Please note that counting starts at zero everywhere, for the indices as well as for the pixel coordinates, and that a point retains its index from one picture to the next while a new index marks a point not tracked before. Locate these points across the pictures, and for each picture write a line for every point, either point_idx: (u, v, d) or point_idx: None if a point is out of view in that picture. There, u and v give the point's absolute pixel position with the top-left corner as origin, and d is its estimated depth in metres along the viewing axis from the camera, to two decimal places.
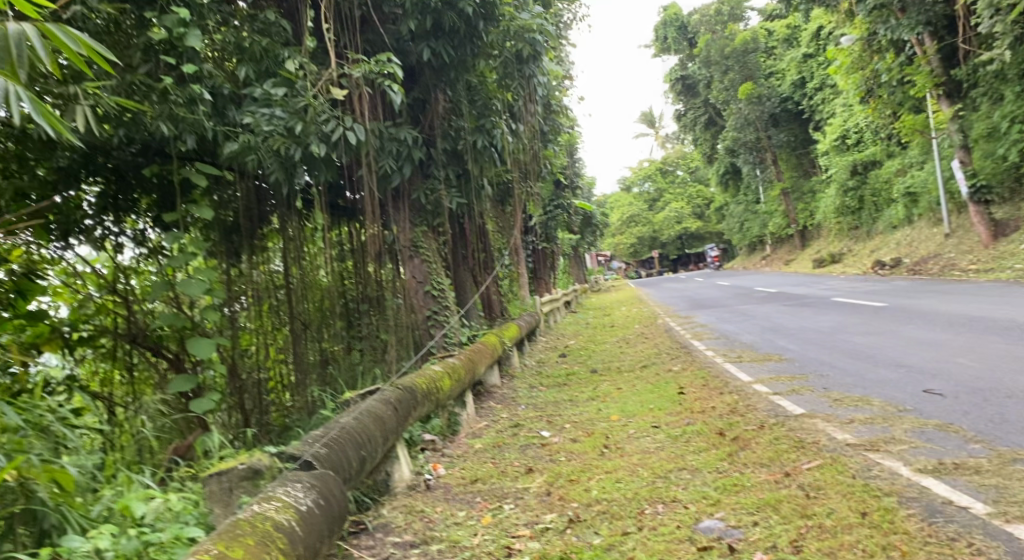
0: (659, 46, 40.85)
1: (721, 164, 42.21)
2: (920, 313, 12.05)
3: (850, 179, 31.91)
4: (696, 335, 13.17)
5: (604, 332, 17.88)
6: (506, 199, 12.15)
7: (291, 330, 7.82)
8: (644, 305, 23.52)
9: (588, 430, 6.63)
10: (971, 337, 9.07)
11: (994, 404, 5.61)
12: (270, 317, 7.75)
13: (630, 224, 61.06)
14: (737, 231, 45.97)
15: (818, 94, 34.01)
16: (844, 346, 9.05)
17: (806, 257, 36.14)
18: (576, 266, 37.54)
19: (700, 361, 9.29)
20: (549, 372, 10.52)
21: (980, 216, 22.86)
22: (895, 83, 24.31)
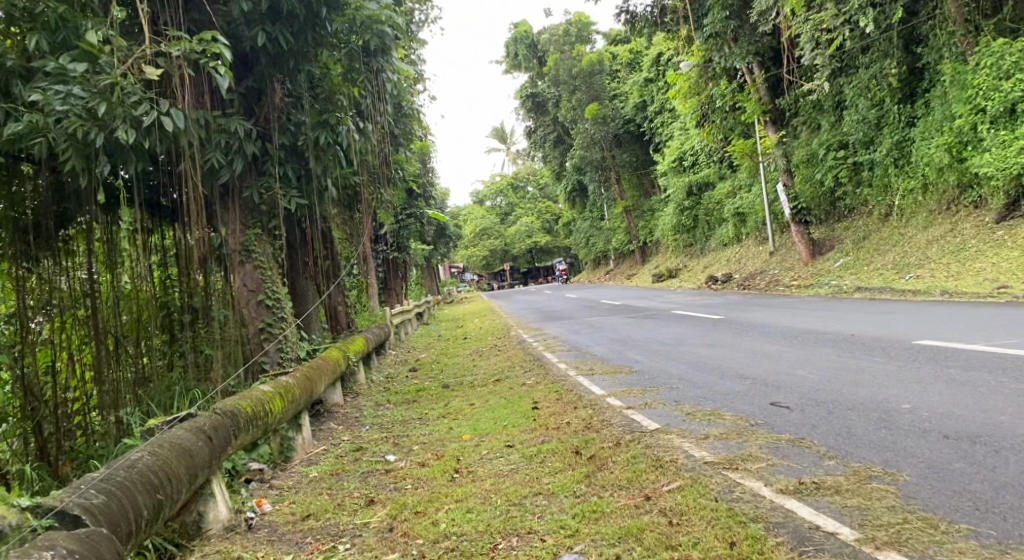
0: (511, 62, 41.08)
1: (568, 181, 43.00)
2: (760, 326, 12.35)
3: (686, 199, 33.18)
4: (548, 346, 13.01)
5: (455, 345, 17.47)
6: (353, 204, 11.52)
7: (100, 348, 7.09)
8: (493, 317, 23.36)
9: (438, 452, 6.19)
10: (809, 349, 9.31)
11: (841, 416, 5.58)
12: (74, 328, 7.03)
13: (482, 237, 61.22)
14: (583, 246, 46.92)
15: (658, 117, 35.31)
16: (692, 359, 9.06)
17: (645, 272, 37.26)
18: (427, 278, 37.10)
19: (552, 375, 9.03)
20: (397, 388, 9.97)
21: (801, 237, 23.82)
22: (726, 109, 25.30)
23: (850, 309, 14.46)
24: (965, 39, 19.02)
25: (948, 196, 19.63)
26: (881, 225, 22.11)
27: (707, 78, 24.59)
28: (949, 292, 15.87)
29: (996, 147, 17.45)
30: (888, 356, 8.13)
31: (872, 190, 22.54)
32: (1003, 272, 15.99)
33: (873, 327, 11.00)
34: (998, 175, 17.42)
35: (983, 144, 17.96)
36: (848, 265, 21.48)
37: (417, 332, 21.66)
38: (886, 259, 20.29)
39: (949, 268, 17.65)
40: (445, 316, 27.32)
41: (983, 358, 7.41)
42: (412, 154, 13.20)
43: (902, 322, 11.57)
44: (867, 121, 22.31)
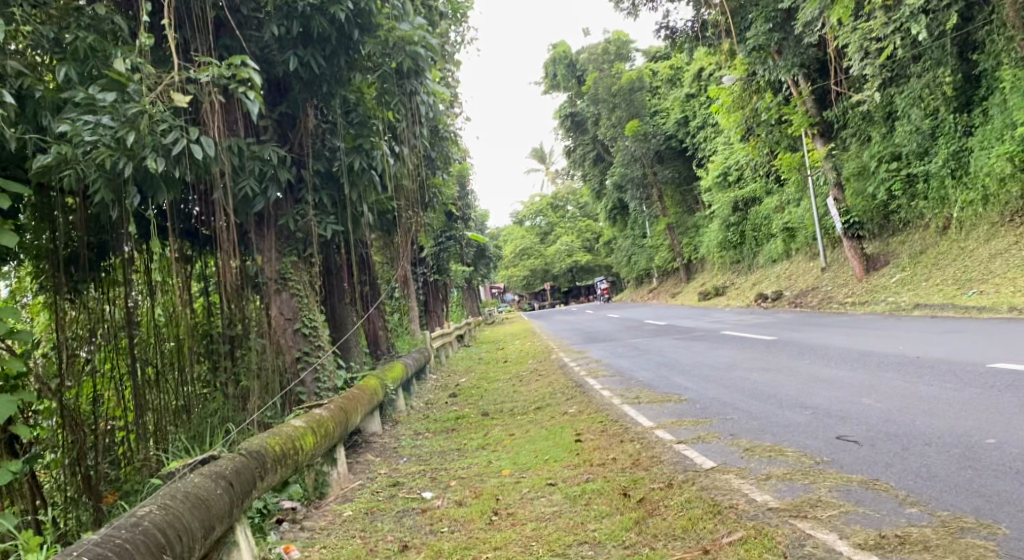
0: (550, 82, 40.90)
1: (609, 200, 42.56)
2: (814, 348, 11.83)
3: (732, 215, 32.57)
4: (591, 371, 12.63)
5: (497, 368, 17.15)
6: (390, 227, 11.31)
7: (149, 373, 7.04)
8: (535, 338, 22.98)
9: (477, 490, 5.86)
10: (871, 373, 8.80)
11: (917, 454, 5.19)
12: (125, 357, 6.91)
13: (523, 257, 60.90)
14: (626, 264, 46.39)
15: (699, 133, 34.86)
16: (745, 385, 8.62)
17: (691, 290, 36.60)
18: (469, 299, 36.84)
19: (598, 402, 8.65)
20: (436, 416, 9.67)
21: (855, 253, 23.00)
22: (771, 123, 24.69)
23: (909, 328, 13.85)
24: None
25: (1011, 207, 18.84)
26: (939, 238, 21.30)
27: (751, 92, 24.07)
28: (1017, 309, 15.17)
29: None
30: (959, 383, 7.66)
31: (928, 203, 21.79)
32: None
33: (935, 349, 10.45)
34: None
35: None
36: (905, 280, 20.72)
37: (459, 355, 21.38)
38: (946, 273, 19.52)
39: (1014, 282, 16.90)
40: (486, 338, 27.00)
41: None
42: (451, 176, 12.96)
43: (969, 342, 10.98)
44: (921, 132, 21.68)
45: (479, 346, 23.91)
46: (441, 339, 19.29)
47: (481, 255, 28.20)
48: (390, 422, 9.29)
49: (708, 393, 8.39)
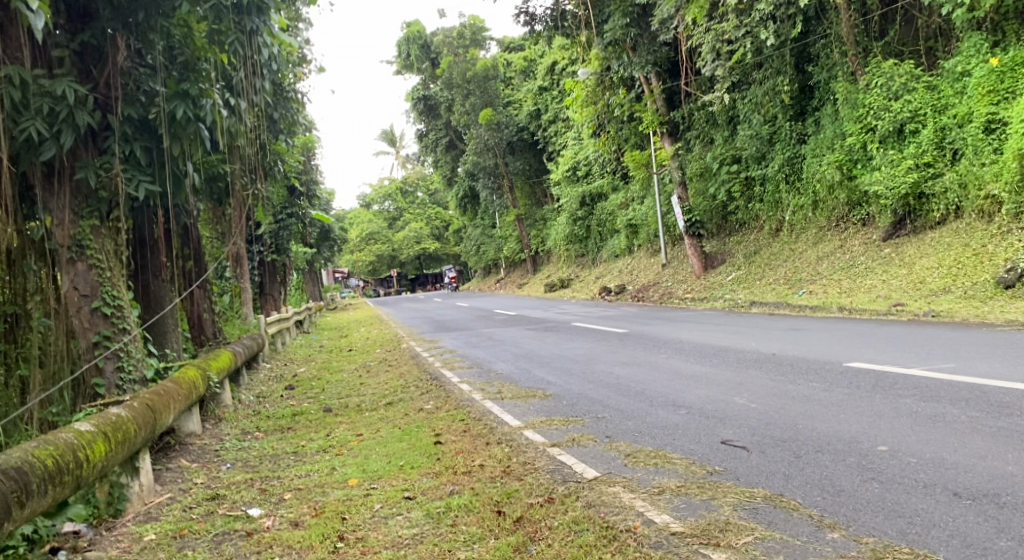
0: (402, 62, 39.72)
1: (459, 188, 41.93)
2: (669, 343, 11.53)
3: (579, 209, 32.64)
4: (444, 363, 11.93)
5: (336, 358, 15.93)
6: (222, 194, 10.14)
7: None
8: (380, 327, 21.89)
9: (317, 504, 5.01)
10: (733, 370, 8.48)
11: (812, 463, 4.74)
12: None
13: (367, 242, 59.14)
14: (473, 254, 45.84)
15: (551, 127, 34.92)
16: (612, 379, 8.14)
17: (536, 282, 36.43)
18: (308, 284, 35.07)
19: (454, 398, 7.91)
20: (269, 412, 8.56)
21: (694, 250, 22.89)
22: (621, 120, 24.64)
23: (755, 324, 13.89)
24: (857, 59, 19.17)
25: (837, 212, 19.65)
26: (772, 239, 21.77)
27: (604, 87, 23.73)
28: (846, 309, 15.53)
29: (886, 166, 17.49)
30: (822, 381, 7.40)
31: (763, 205, 22.27)
32: (894, 290, 15.73)
33: (785, 346, 10.28)
34: (887, 194, 17.32)
35: (873, 162, 18.20)
36: (739, 279, 20.83)
37: (296, 342, 19.93)
38: (778, 273, 19.87)
39: (841, 283, 17.43)
40: (326, 325, 25.59)
41: (931, 386, 6.75)
42: (293, 148, 11.74)
43: (816, 340, 10.95)
44: (760, 137, 22.13)
45: (320, 333, 22.53)
46: (277, 325, 17.86)
47: (323, 237, 26.68)
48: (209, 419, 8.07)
49: (570, 387, 7.84)
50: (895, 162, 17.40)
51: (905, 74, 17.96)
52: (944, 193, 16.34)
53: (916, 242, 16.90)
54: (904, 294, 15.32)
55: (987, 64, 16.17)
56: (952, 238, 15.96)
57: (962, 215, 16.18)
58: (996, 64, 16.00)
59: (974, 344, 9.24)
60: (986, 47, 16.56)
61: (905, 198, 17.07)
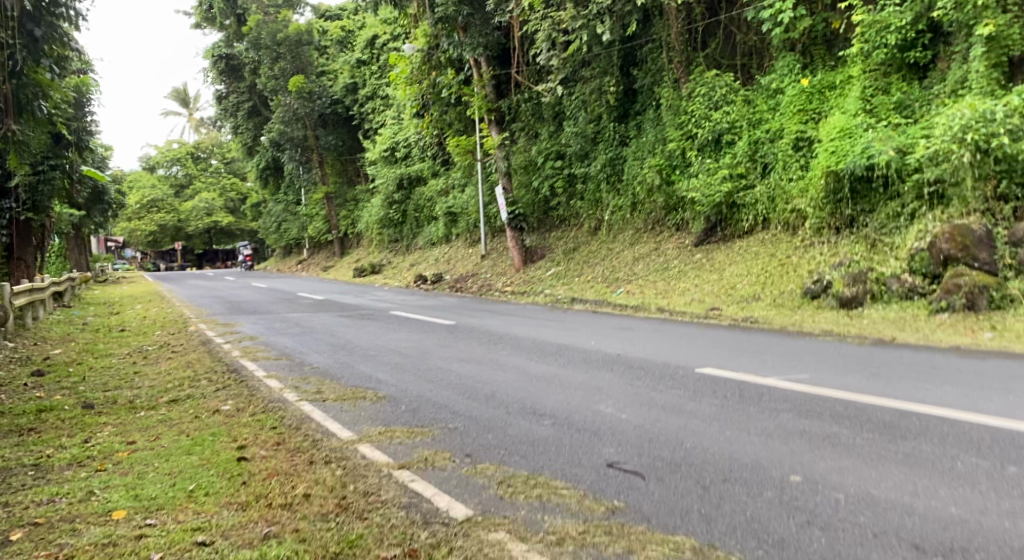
0: (203, 15, 36.38)
1: (261, 158, 39.36)
2: (500, 340, 10.61)
3: (396, 192, 31.34)
4: (248, 353, 10.69)
5: (103, 340, 13.72)
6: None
7: None
8: (162, 304, 19.55)
9: (56, 544, 4.21)
10: (583, 371, 7.72)
11: (727, 498, 4.18)
12: None
13: (151, 210, 54.27)
14: (274, 231, 43.12)
15: (368, 103, 33.74)
16: (455, 385, 7.25)
17: (344, 265, 34.73)
18: (77, 251, 31.48)
19: (269, 411, 6.74)
20: (8, 407, 8.22)
21: (514, 242, 21.99)
22: (447, 101, 23.81)
23: (582, 321, 13.24)
24: (681, 66, 18.83)
25: (653, 215, 19.14)
26: (590, 238, 21.02)
27: (430, 66, 22.54)
28: (664, 308, 14.81)
29: (702, 174, 17.17)
30: (681, 387, 6.65)
31: (582, 203, 21.51)
32: (707, 294, 15.11)
33: (623, 345, 9.46)
34: (702, 202, 16.85)
35: (690, 170, 17.75)
36: (558, 275, 20.10)
37: (55, 316, 17.44)
38: (596, 272, 19.14)
39: (656, 284, 16.84)
40: (96, 298, 22.76)
41: (802, 399, 6.07)
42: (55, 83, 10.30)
43: (649, 338, 10.31)
44: (584, 135, 21.61)
45: (84, 307, 19.82)
46: (26, 294, 15.59)
47: (97, 198, 24.02)
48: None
49: (395, 403, 6.69)
50: (712, 172, 17.05)
51: (725, 86, 17.83)
52: (753, 205, 16.26)
53: (724, 251, 16.47)
54: (717, 298, 14.70)
55: (799, 84, 16.73)
56: (758, 248, 15.71)
57: (768, 227, 16.10)
58: (807, 85, 16.57)
59: (815, 351, 8.73)
60: (798, 67, 17.07)
61: (718, 206, 16.71)
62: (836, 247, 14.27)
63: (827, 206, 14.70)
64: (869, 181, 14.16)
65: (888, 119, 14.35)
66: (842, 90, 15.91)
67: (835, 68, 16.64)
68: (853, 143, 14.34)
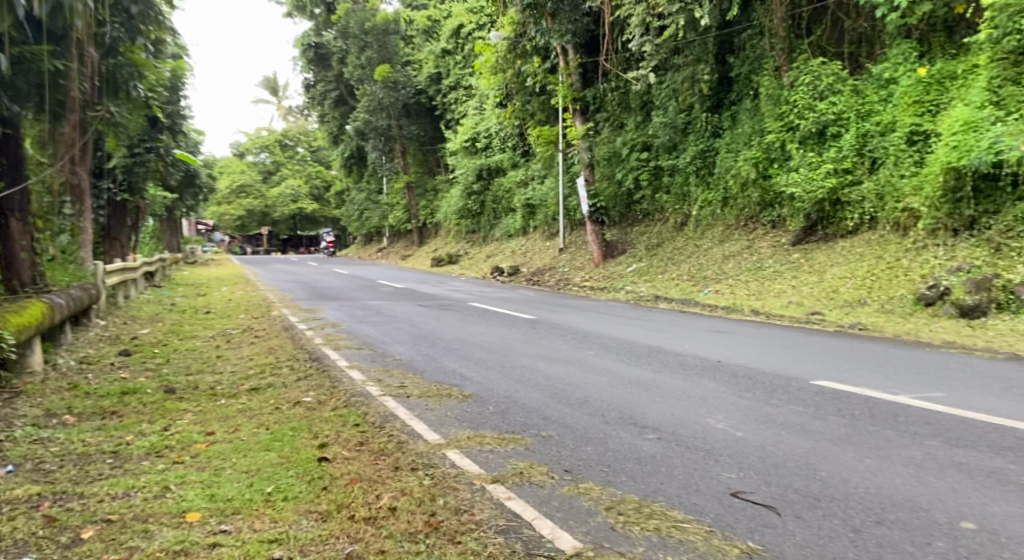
0: (294, 4, 36.84)
1: (346, 147, 39.68)
2: (588, 339, 10.01)
3: (475, 183, 31.06)
4: (329, 340, 10.45)
5: (189, 322, 13.73)
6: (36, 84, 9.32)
7: None
8: (247, 287, 19.66)
9: (132, 551, 3.93)
10: (683, 379, 7.07)
11: (886, 546, 3.78)
12: None
13: (239, 195, 55.78)
14: (356, 219, 43.45)
15: (451, 93, 33.51)
16: (544, 386, 6.73)
17: (421, 255, 34.66)
18: (169, 232, 32.32)
19: (350, 406, 6.36)
20: (92, 389, 8.13)
21: (595, 236, 21.37)
22: (530, 91, 23.58)
23: (671, 321, 12.54)
24: (783, 54, 17.71)
25: (746, 211, 18.21)
26: (676, 234, 20.24)
27: (516, 55, 22.23)
28: (758, 311, 13.89)
29: (802, 168, 16.23)
30: (800, 401, 5.97)
31: (669, 197, 20.69)
32: (805, 297, 14.20)
33: (722, 350, 8.75)
34: (802, 198, 16.04)
35: (790, 164, 16.76)
36: (640, 271, 19.41)
37: (146, 296, 17.67)
38: (681, 269, 18.37)
39: (748, 285, 15.93)
40: (185, 279, 23.17)
41: (946, 424, 5.34)
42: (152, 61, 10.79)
43: (749, 340, 9.56)
44: (674, 126, 20.63)
45: (173, 287, 20.11)
46: (119, 274, 15.81)
47: (189, 181, 24.48)
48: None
49: (479, 403, 6.20)
50: (814, 166, 16.06)
51: (832, 74, 16.51)
52: (860, 202, 15.27)
53: (825, 250, 15.65)
54: (817, 302, 13.79)
55: (915, 73, 15.33)
56: (865, 249, 14.77)
57: (876, 226, 15.14)
58: (923, 75, 15.15)
59: (942, 366, 7.87)
60: (914, 56, 15.67)
61: (820, 203, 15.86)
62: (954, 250, 13.22)
63: (944, 206, 13.57)
64: (994, 179, 13.10)
65: (1019, 111, 12.96)
66: (964, 81, 14.52)
67: (957, 56, 15.14)
68: (977, 138, 13.07)
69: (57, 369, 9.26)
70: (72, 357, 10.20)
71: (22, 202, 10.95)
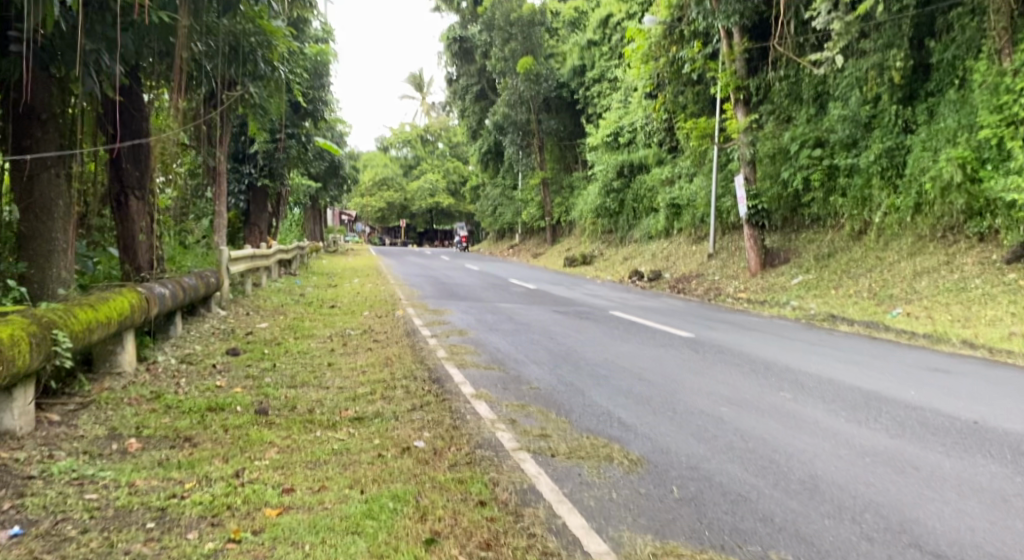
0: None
1: (485, 142, 38.60)
2: (771, 373, 7.92)
3: (615, 180, 29.10)
4: (454, 353, 8.83)
5: (312, 317, 12.46)
6: (147, 41, 8.13)
7: None
8: (379, 281, 18.47)
9: None
10: (944, 450, 5.04)
11: None
12: None
13: (382, 187, 56.13)
14: (489, 215, 42.21)
15: (595, 86, 31.63)
16: (740, 451, 4.85)
17: (555, 253, 33.01)
18: (311, 220, 32.08)
19: (474, 464, 4.68)
20: (175, 400, 6.78)
21: (753, 243, 19.10)
22: (685, 80, 21.40)
23: (862, 349, 10.30)
24: (1005, 34, 14.82)
25: (946, 220, 15.33)
26: (852, 243, 17.67)
27: (671, 40, 20.28)
28: (974, 343, 11.30)
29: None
30: None
31: (844, 200, 18.00)
32: None
33: (968, 403, 6.51)
34: None
35: (1010, 164, 13.84)
36: (808, 284, 16.96)
37: (277, 284, 16.78)
38: (860, 284, 15.85)
39: (951, 308, 13.28)
40: (319, 268, 22.41)
41: None
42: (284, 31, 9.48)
43: (997, 388, 7.27)
44: (856, 120, 17.89)
45: (308, 277, 19.29)
46: (249, 260, 14.72)
47: (331, 172, 23.41)
48: (47, 404, 6.22)
49: (654, 478, 4.41)
50: None
51: None
52: None
53: None
54: None
55: None
56: None
57: None
58: None
59: None
60: None
61: None
62: None
63: None
64: None
65: None
66: None
67: None
68: None
69: (150, 369, 7.97)
70: (172, 352, 8.93)
71: (141, 176, 9.62)
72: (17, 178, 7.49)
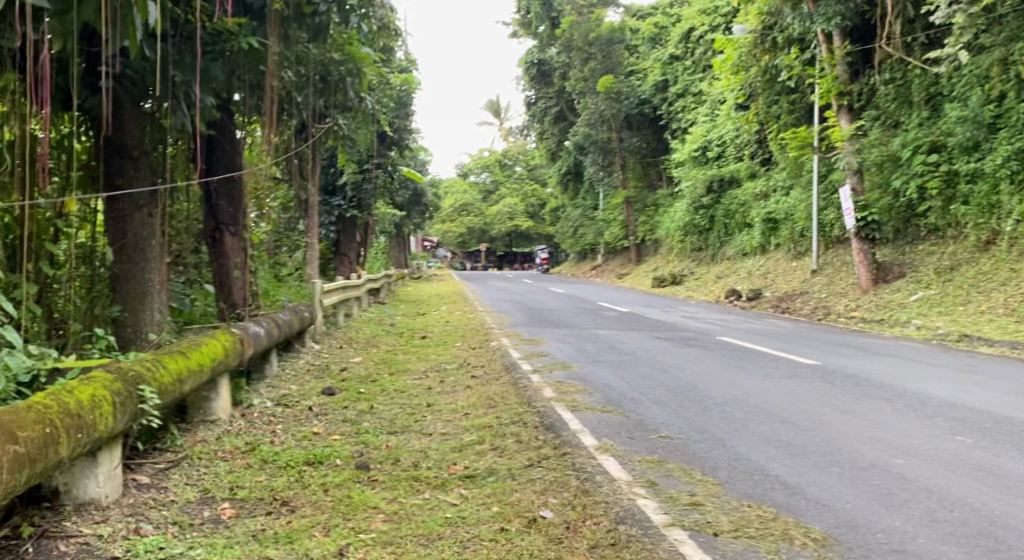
0: (519, 20, 35.55)
1: (565, 163, 37.94)
2: (930, 408, 7.02)
3: (704, 196, 27.93)
4: (565, 390, 8.14)
5: (404, 350, 11.89)
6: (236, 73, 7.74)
7: None
8: (467, 308, 17.87)
9: None
10: None
11: None
12: None
13: (462, 213, 55.97)
14: (570, 236, 41.41)
15: (678, 101, 30.44)
16: (946, 524, 4.18)
17: (642, 273, 31.99)
18: (396, 248, 31.94)
19: (621, 545, 4.10)
20: (269, 452, 6.20)
21: (863, 256, 17.74)
22: (781, 89, 20.26)
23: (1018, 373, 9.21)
24: None
25: None
26: (978, 253, 16.29)
27: (764, 48, 19.29)
28: None
29: None
30: None
31: (967, 208, 16.66)
32: None
33: None
34: None
35: None
36: (930, 300, 15.59)
37: (367, 314, 16.38)
38: (992, 300, 14.43)
39: None
40: (405, 296, 22.00)
41: None
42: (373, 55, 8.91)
43: None
44: (977, 121, 16.36)
45: (397, 305, 18.90)
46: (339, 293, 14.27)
47: (415, 201, 23.10)
48: (137, 464, 5.68)
49: None
50: None
51: None
52: None
53: None
54: None
55: None
56: None
57: None
58: None
59: None
60: None
61: None
62: None
63: None
64: None
65: None
66: None
67: None
68: None
69: (244, 414, 7.43)
70: (267, 394, 8.38)
71: (235, 213, 9.23)
72: (107, 217, 7.03)
